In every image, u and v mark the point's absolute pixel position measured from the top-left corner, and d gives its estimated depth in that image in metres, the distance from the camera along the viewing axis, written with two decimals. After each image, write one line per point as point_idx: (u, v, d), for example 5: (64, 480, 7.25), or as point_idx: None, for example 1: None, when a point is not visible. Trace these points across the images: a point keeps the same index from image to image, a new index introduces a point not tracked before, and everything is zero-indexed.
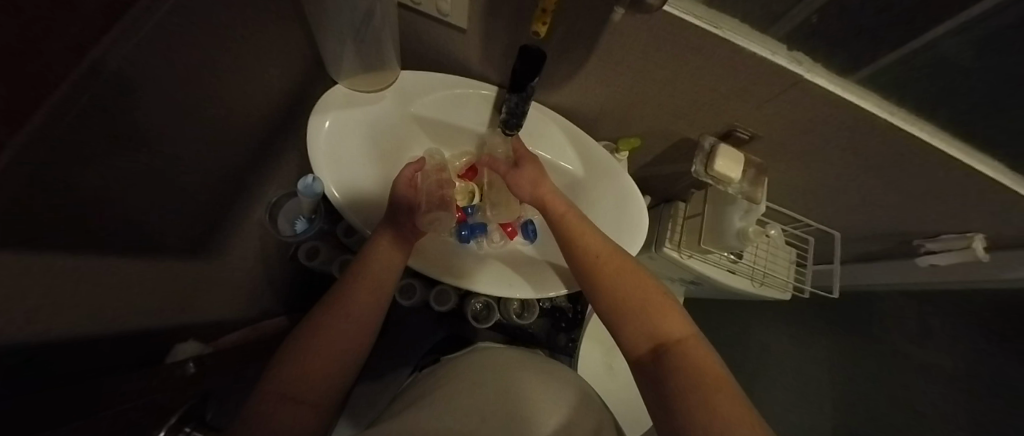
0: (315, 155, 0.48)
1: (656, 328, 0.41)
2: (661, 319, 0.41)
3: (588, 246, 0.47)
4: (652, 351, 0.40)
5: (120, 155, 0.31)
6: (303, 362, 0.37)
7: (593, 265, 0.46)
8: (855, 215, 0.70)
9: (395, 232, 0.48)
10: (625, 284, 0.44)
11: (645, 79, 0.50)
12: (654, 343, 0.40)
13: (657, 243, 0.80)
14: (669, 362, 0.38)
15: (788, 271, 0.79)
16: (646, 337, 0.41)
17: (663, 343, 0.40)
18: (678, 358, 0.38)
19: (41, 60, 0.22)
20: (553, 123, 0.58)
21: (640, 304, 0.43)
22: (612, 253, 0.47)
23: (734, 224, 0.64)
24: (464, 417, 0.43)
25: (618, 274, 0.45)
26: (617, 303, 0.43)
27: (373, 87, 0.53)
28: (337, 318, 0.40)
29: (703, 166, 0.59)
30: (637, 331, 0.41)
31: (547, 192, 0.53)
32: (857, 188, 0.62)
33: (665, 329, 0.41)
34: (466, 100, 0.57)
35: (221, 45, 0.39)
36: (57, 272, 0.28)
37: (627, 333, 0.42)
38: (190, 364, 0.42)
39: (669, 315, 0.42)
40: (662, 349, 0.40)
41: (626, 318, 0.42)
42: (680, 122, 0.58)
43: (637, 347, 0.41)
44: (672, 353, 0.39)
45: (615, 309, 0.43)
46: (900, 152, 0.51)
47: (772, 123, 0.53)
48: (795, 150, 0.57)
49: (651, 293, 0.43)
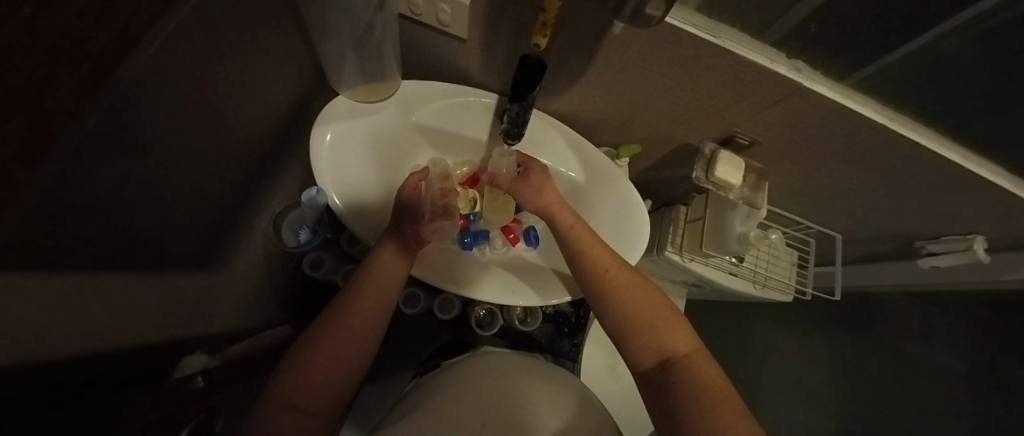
0: (318, 167, 0.49)
1: (662, 342, 0.41)
2: (667, 333, 0.42)
3: (596, 258, 0.48)
4: (657, 365, 0.40)
5: (127, 167, 0.31)
6: (313, 365, 0.37)
7: (600, 277, 0.47)
8: (856, 218, 0.70)
9: (397, 242, 0.48)
10: (633, 299, 0.44)
11: (644, 87, 0.50)
12: (660, 358, 0.41)
13: (659, 247, 0.79)
14: (676, 376, 0.39)
15: (789, 274, 0.79)
16: (653, 351, 0.41)
17: (669, 357, 0.40)
18: (685, 373, 0.38)
19: (55, 96, 0.22)
20: (554, 130, 0.59)
21: (645, 317, 0.43)
22: (618, 266, 0.48)
23: (735, 229, 0.64)
24: (465, 425, 0.43)
25: (625, 287, 0.45)
26: (623, 315, 0.44)
27: (374, 97, 0.53)
28: (340, 332, 0.40)
29: (703, 171, 0.58)
30: (641, 343, 0.42)
31: (552, 201, 0.53)
32: (858, 193, 0.62)
33: (671, 344, 0.41)
34: (466, 109, 0.58)
35: (226, 62, 0.39)
36: (65, 290, 0.28)
37: (632, 345, 0.43)
38: (198, 378, 0.45)
39: (676, 330, 0.42)
40: (669, 363, 0.40)
41: (633, 330, 0.43)
42: (680, 128, 0.58)
43: (642, 360, 0.42)
44: (679, 367, 0.39)
45: (621, 321, 0.44)
46: (903, 156, 0.51)
47: (772, 129, 0.52)
48: (793, 156, 0.57)
49: (657, 306, 0.44)
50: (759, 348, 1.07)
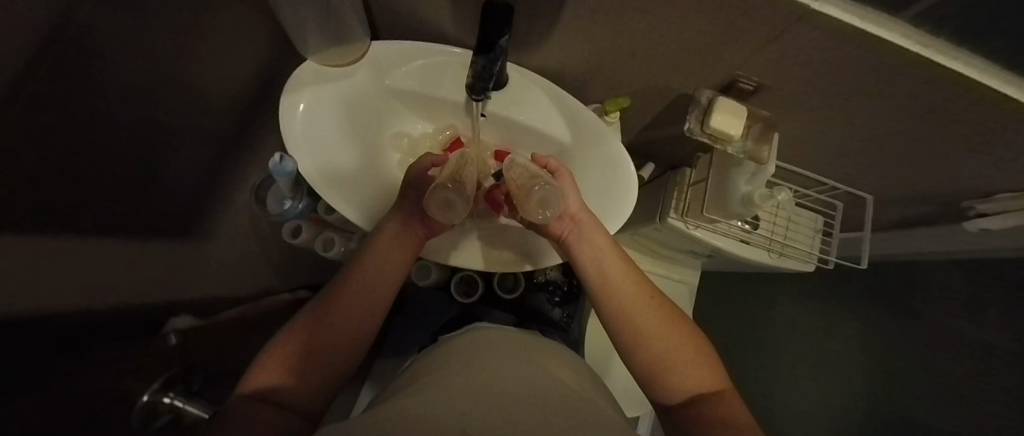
0: (289, 136, 0.48)
1: (693, 376, 0.37)
2: (699, 365, 0.38)
3: (632, 280, 0.44)
4: (686, 400, 0.36)
5: (57, 134, 0.27)
6: (316, 362, 0.33)
7: (639, 300, 0.42)
8: (890, 176, 0.60)
9: (403, 237, 0.45)
10: (665, 325, 0.40)
11: (629, 29, 0.44)
12: (690, 393, 0.37)
13: (660, 214, 0.71)
14: (707, 411, 0.34)
15: (812, 240, 0.72)
16: (684, 385, 0.37)
17: (699, 394, 0.36)
18: (717, 409, 0.34)
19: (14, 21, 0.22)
20: (538, 89, 0.53)
21: (679, 346, 0.39)
22: (656, 291, 0.44)
23: (739, 188, 0.56)
24: (442, 375, 0.34)
25: (661, 313, 0.42)
26: (653, 340, 0.39)
27: (345, 59, 0.49)
28: (341, 320, 0.35)
29: (698, 123, 0.51)
30: (673, 375, 0.37)
31: (584, 214, 0.50)
32: (889, 147, 0.53)
33: (702, 378, 0.37)
34: (442, 69, 0.54)
35: (174, 32, 0.37)
36: (53, 254, 0.30)
37: (660, 377, 0.38)
38: (171, 336, 0.40)
39: (708, 363, 0.39)
40: (698, 399, 0.36)
41: (663, 359, 0.38)
42: (674, 77, 0.51)
43: (669, 395, 0.38)
44: (710, 403, 0.35)
45: (651, 344, 0.39)
46: (956, 100, 0.40)
47: (776, 70, 0.44)
48: (807, 105, 0.49)
49: (690, 337, 0.40)
50: (782, 322, 1.00)
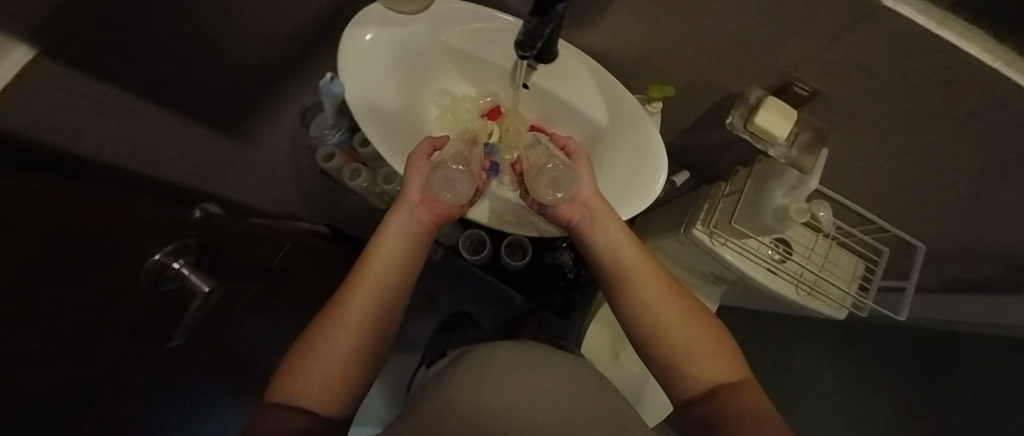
0: (344, 66, 0.51)
1: (711, 364, 0.32)
2: (720, 354, 0.33)
3: (643, 265, 0.40)
4: (705, 393, 0.31)
5: None
6: (347, 355, 0.28)
7: (655, 287, 0.38)
8: (952, 222, 0.56)
9: (411, 218, 0.40)
10: (680, 313, 0.36)
11: (686, 16, 0.42)
12: (708, 386, 0.32)
13: (687, 223, 0.67)
14: (726, 401, 0.29)
15: (847, 285, 0.66)
16: (700, 375, 0.32)
17: (718, 385, 0.31)
18: (738, 399, 0.29)
19: None
20: (584, 68, 0.54)
21: (696, 334, 0.34)
22: (670, 277, 0.40)
23: (774, 201, 0.53)
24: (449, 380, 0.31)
25: (676, 299, 0.37)
26: (666, 328, 0.35)
27: (407, 7, 0.52)
28: (360, 302, 0.31)
29: (742, 120, 0.51)
30: (689, 361, 0.33)
31: (597, 203, 0.46)
32: (956, 188, 0.49)
33: (721, 367, 0.32)
34: (494, 35, 0.55)
35: None
36: None
37: (673, 367, 0.34)
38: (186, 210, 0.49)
39: (727, 348, 0.34)
40: (716, 391, 0.31)
41: (675, 346, 0.34)
42: (726, 72, 0.50)
43: (685, 388, 0.33)
44: (730, 394, 0.30)
45: (664, 329, 0.35)
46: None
47: (836, 78, 0.41)
48: (867, 122, 0.46)
49: (707, 324, 0.35)
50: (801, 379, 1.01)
